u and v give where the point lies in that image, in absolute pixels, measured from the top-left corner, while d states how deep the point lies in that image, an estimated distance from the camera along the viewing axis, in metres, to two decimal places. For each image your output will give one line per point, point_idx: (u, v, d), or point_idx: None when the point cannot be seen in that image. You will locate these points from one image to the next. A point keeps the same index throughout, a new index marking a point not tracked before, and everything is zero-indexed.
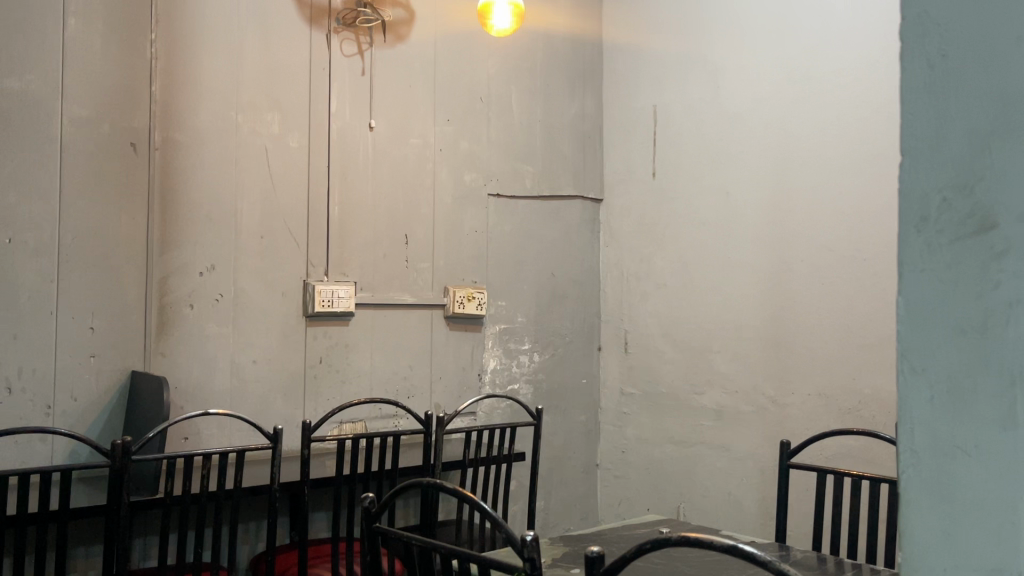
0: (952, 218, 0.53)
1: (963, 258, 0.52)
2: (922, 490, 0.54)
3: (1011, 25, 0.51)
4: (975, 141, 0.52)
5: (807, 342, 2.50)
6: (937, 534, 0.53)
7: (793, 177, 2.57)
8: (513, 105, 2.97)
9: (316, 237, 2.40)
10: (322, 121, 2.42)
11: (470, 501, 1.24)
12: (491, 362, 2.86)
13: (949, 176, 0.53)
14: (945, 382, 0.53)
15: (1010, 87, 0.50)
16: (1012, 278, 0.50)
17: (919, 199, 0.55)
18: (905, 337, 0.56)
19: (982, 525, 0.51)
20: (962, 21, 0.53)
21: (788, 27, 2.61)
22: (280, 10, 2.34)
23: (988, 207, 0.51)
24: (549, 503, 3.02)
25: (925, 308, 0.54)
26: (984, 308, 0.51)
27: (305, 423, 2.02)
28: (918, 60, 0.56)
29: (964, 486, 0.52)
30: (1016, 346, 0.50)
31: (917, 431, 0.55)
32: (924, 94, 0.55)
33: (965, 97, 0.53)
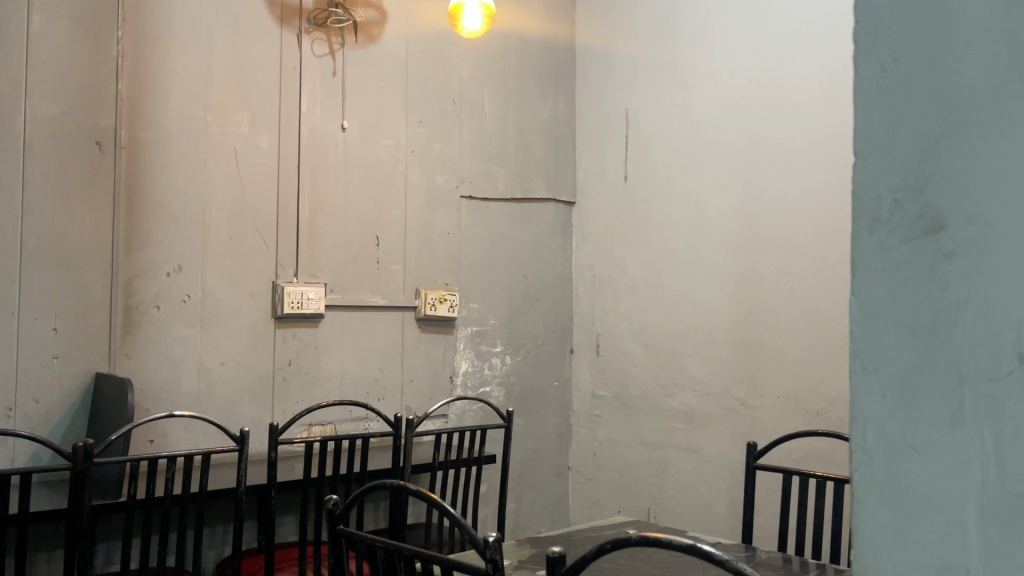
0: (902, 219, 0.53)
1: (914, 258, 0.52)
2: (873, 488, 0.54)
3: (956, 28, 0.51)
4: (925, 142, 0.52)
5: (775, 345, 2.52)
6: (887, 534, 0.53)
7: (763, 182, 2.58)
8: (486, 107, 2.97)
9: (285, 238, 2.38)
10: (292, 122, 2.40)
11: (432, 501, 1.23)
12: (463, 364, 2.85)
13: (900, 176, 0.53)
14: (894, 382, 0.53)
15: (957, 89, 0.50)
16: (962, 278, 0.49)
17: (871, 200, 0.55)
18: (857, 337, 0.56)
19: (931, 526, 0.50)
20: (911, 25, 0.53)
21: (757, 33, 2.64)
22: (249, 9, 2.31)
23: (937, 207, 0.51)
24: (521, 506, 3.02)
25: (877, 306, 0.54)
26: (933, 308, 0.51)
27: (272, 426, 2.00)
28: (870, 64, 0.56)
29: (913, 484, 0.51)
30: (964, 347, 0.49)
31: (868, 431, 0.55)
32: (874, 97, 0.55)
33: (915, 100, 0.53)
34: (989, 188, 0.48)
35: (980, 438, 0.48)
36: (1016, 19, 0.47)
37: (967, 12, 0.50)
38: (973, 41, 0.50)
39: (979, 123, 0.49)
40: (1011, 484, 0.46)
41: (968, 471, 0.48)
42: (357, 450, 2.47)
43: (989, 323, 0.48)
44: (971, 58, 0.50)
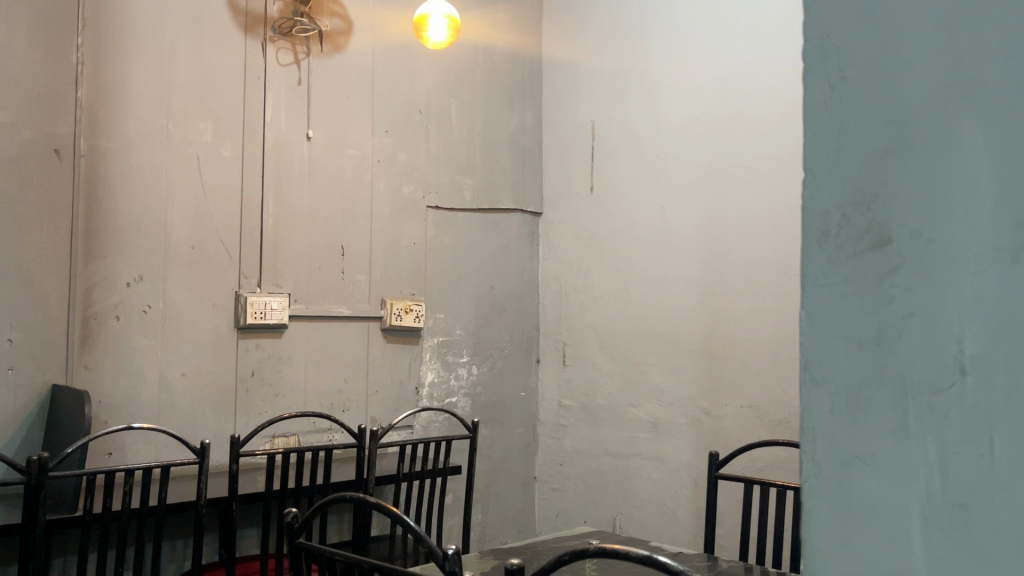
0: (851, 232, 0.53)
1: (860, 271, 0.52)
2: (821, 499, 0.54)
3: (901, 45, 0.50)
4: (872, 155, 0.51)
5: (738, 355, 2.54)
6: (836, 543, 0.53)
7: (727, 193, 2.61)
8: (452, 118, 2.97)
9: (248, 248, 2.36)
10: (256, 131, 2.39)
11: (392, 513, 1.22)
12: (429, 374, 2.84)
13: (849, 191, 0.53)
14: (845, 396, 0.52)
15: (902, 104, 0.50)
16: (907, 292, 0.49)
17: (821, 215, 0.55)
18: (809, 350, 0.55)
19: (878, 537, 0.50)
20: (857, 42, 0.53)
21: (719, 48, 2.67)
22: (214, 18, 2.29)
23: (883, 221, 0.50)
24: (487, 517, 3.01)
25: (825, 320, 0.54)
26: (878, 322, 0.50)
27: (234, 438, 1.97)
28: (821, 80, 0.56)
29: (860, 497, 0.51)
30: (909, 361, 0.48)
31: (819, 442, 0.54)
32: (824, 112, 0.55)
33: (862, 115, 0.52)
34: (932, 202, 0.48)
35: (924, 451, 0.47)
36: (956, 35, 0.47)
37: (910, 28, 0.49)
38: (916, 58, 0.49)
39: (922, 137, 0.49)
40: (953, 495, 0.45)
41: (913, 484, 0.48)
42: (321, 462, 2.45)
43: (931, 338, 0.47)
44: (914, 73, 0.49)
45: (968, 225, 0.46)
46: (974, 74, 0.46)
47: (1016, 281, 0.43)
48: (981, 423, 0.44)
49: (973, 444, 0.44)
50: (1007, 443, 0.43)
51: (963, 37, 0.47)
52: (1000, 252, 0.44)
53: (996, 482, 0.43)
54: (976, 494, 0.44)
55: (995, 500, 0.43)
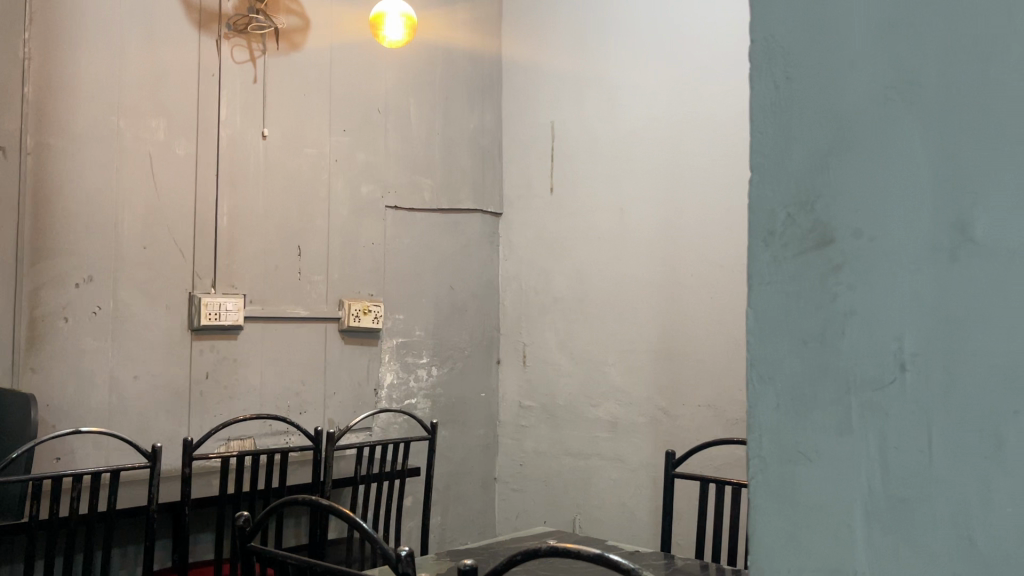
0: (796, 232, 0.54)
1: (804, 270, 0.54)
2: (768, 493, 0.55)
3: (842, 49, 0.52)
4: (815, 157, 0.53)
5: (696, 355, 2.56)
6: (782, 536, 0.55)
7: (684, 194, 2.63)
8: (412, 117, 2.95)
9: (203, 248, 2.32)
10: (210, 129, 2.34)
11: (344, 515, 1.20)
12: (388, 376, 2.81)
13: (793, 192, 0.55)
14: (789, 391, 0.54)
15: (844, 107, 0.52)
16: (849, 290, 0.51)
17: (766, 215, 0.56)
18: (755, 348, 0.57)
19: (822, 529, 0.52)
20: (801, 45, 0.55)
21: (679, 47, 2.68)
22: (166, 14, 2.25)
23: (826, 221, 0.52)
24: (447, 518, 2.99)
25: (771, 317, 0.56)
26: (822, 320, 0.52)
27: (187, 441, 1.92)
28: (765, 80, 0.57)
29: (806, 489, 0.53)
30: (852, 357, 0.50)
31: (766, 439, 0.56)
32: (769, 113, 0.57)
33: (805, 117, 0.54)
34: (872, 205, 0.49)
35: (865, 446, 0.49)
36: (896, 40, 0.49)
37: (852, 31, 0.51)
38: (856, 61, 0.51)
39: (863, 139, 0.50)
40: (893, 490, 0.47)
41: (856, 479, 0.50)
42: (277, 465, 2.41)
43: (874, 335, 0.49)
44: (855, 76, 0.51)
45: (906, 225, 0.48)
46: (913, 77, 0.48)
47: (951, 280, 0.45)
48: (920, 419, 0.46)
49: (912, 439, 0.46)
50: (944, 438, 0.45)
51: (902, 41, 0.48)
52: (937, 250, 0.46)
53: (933, 476, 0.45)
54: (914, 489, 0.46)
55: (933, 494, 0.45)
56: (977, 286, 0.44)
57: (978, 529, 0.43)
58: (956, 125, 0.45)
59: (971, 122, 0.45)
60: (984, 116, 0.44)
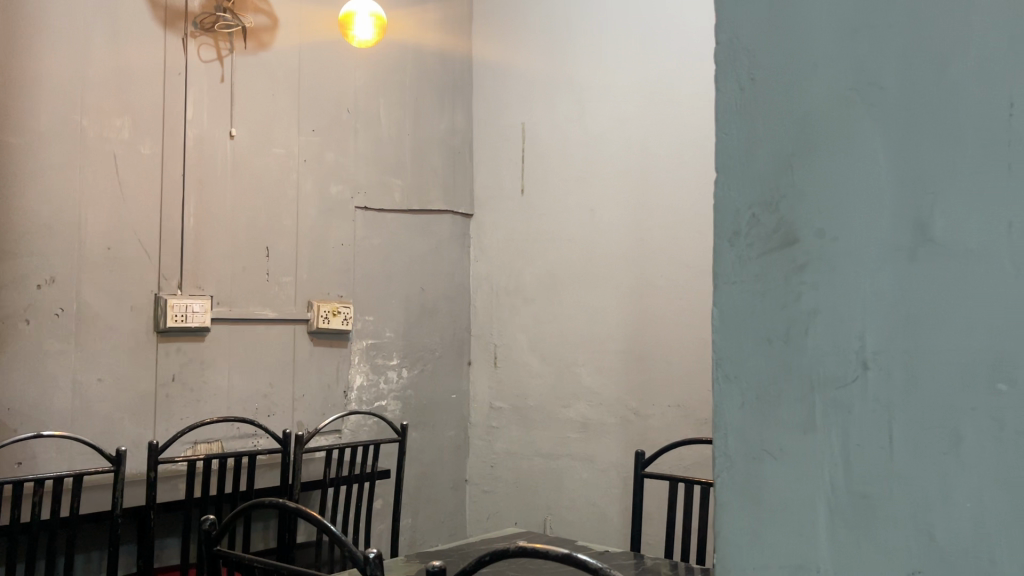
0: (761, 233, 0.57)
1: (769, 271, 0.56)
2: (735, 489, 0.58)
3: (806, 54, 0.54)
4: (780, 160, 0.56)
5: (666, 356, 2.58)
6: (748, 532, 0.57)
7: (655, 196, 2.65)
8: (382, 117, 2.93)
9: (169, 249, 2.28)
10: (177, 129, 2.31)
11: (309, 518, 1.19)
12: (357, 378, 2.79)
13: (758, 194, 0.57)
14: (754, 388, 0.57)
15: (806, 110, 0.54)
16: (812, 289, 0.53)
17: (732, 215, 0.59)
18: (721, 346, 0.59)
19: (786, 524, 0.54)
20: (766, 47, 0.57)
21: (650, 49, 2.70)
22: (130, 11, 2.22)
23: (790, 224, 0.55)
24: (417, 521, 2.97)
25: (736, 315, 0.58)
26: (786, 318, 0.55)
27: (151, 444, 1.89)
28: (732, 81, 0.60)
29: (770, 485, 0.55)
30: (815, 353, 0.53)
31: (731, 437, 0.58)
32: (735, 112, 0.59)
33: (771, 119, 0.56)
34: (835, 208, 0.52)
35: (829, 443, 0.52)
36: (858, 43, 0.51)
37: (816, 38, 0.54)
38: (820, 65, 0.53)
39: (825, 142, 0.53)
40: (856, 487, 0.50)
41: (818, 476, 0.52)
42: (244, 468, 2.38)
43: (836, 333, 0.51)
44: (819, 80, 0.53)
45: (867, 226, 0.50)
46: (874, 83, 0.50)
47: (912, 279, 0.48)
48: (882, 415, 0.49)
49: (874, 435, 0.49)
50: (905, 434, 0.48)
51: (863, 46, 0.51)
52: (898, 249, 0.49)
53: (894, 470, 0.48)
54: (875, 486, 0.49)
55: (893, 489, 0.48)
56: (935, 284, 0.47)
57: (937, 524, 0.46)
58: (915, 131, 0.48)
59: (928, 128, 0.47)
60: (942, 123, 0.47)
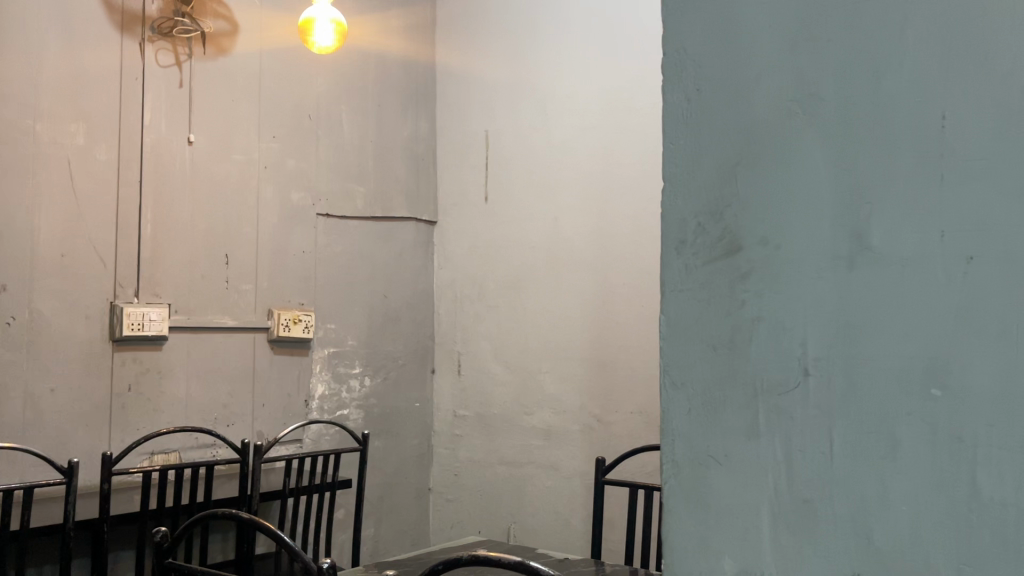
0: (705, 243, 0.59)
1: (714, 280, 0.58)
2: (682, 491, 0.60)
3: (750, 70, 0.57)
4: (724, 171, 0.58)
5: (628, 362, 2.60)
6: (696, 535, 0.59)
7: (618, 205, 2.66)
8: (343, 124, 2.91)
9: (125, 256, 2.24)
10: (134, 134, 2.28)
11: (266, 531, 1.16)
12: (319, 387, 2.76)
13: (703, 205, 0.59)
14: (700, 394, 0.59)
15: (752, 126, 0.56)
16: (755, 297, 0.55)
17: (678, 226, 0.61)
18: (666, 352, 0.61)
19: (732, 526, 0.56)
20: (710, 64, 0.60)
21: (612, 58, 2.72)
22: (85, 14, 2.18)
23: (734, 235, 0.57)
24: (380, 530, 2.95)
25: (682, 322, 0.60)
26: (730, 325, 0.57)
27: (105, 456, 1.85)
28: (678, 95, 0.62)
29: (716, 490, 0.57)
30: (758, 358, 0.55)
31: (677, 441, 0.60)
32: (686, 125, 0.61)
33: (716, 129, 0.59)
34: (778, 221, 0.54)
35: (772, 448, 0.54)
36: (799, 58, 0.54)
37: (758, 55, 0.56)
38: (762, 76, 0.56)
39: (768, 156, 0.55)
40: (800, 492, 0.52)
41: (762, 480, 0.54)
42: (202, 479, 2.34)
43: (779, 338, 0.54)
44: (760, 94, 0.56)
45: (807, 238, 0.53)
46: (813, 95, 0.53)
47: (851, 287, 0.50)
48: (823, 418, 0.51)
49: (815, 439, 0.52)
50: (845, 436, 0.50)
51: (804, 63, 0.54)
52: (838, 260, 0.51)
53: (832, 473, 0.51)
54: (818, 491, 0.51)
55: (832, 489, 0.50)
56: (871, 294, 0.49)
57: (876, 527, 0.48)
58: (854, 144, 0.51)
59: (863, 144, 0.50)
60: (876, 138, 0.50)
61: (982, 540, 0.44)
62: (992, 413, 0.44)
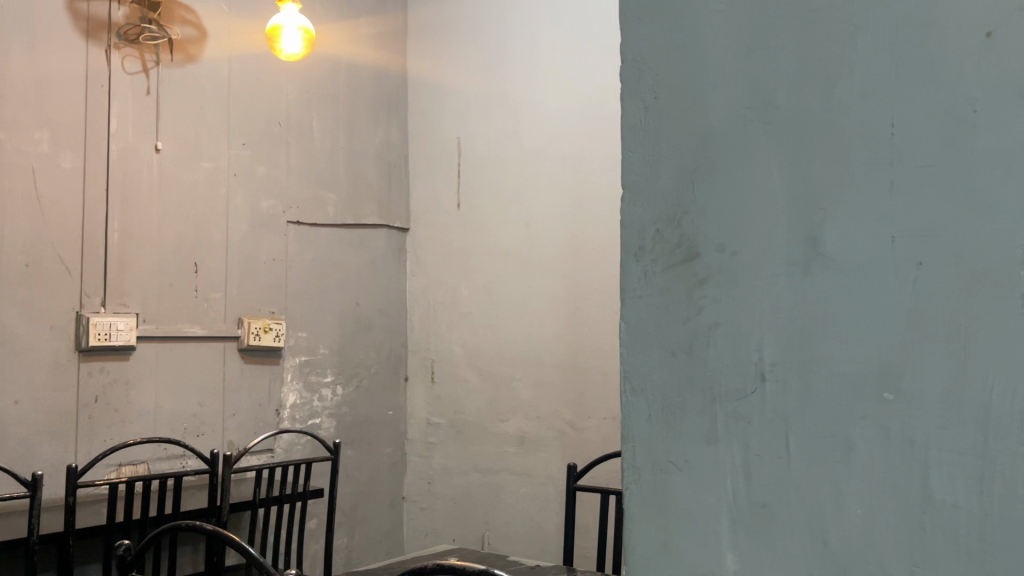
0: (664, 248, 0.53)
1: (671, 286, 0.52)
2: (642, 501, 0.54)
3: (706, 69, 0.51)
4: (680, 178, 0.53)
5: (601, 367, 2.60)
6: (657, 540, 0.53)
7: (590, 212, 2.67)
8: (314, 131, 2.90)
9: (91, 266, 2.21)
10: (100, 141, 2.25)
11: (233, 544, 1.14)
12: (291, 396, 2.73)
13: (661, 209, 0.54)
14: (659, 401, 0.53)
15: (707, 127, 0.51)
16: (714, 303, 0.50)
17: (637, 232, 0.55)
18: (625, 358, 0.55)
19: (690, 533, 0.50)
20: (667, 67, 0.54)
21: (582, 65, 2.73)
22: (50, 20, 2.14)
23: (692, 238, 0.52)
24: (354, 540, 2.92)
25: (642, 329, 0.54)
26: (688, 331, 0.51)
27: (70, 468, 1.81)
28: (634, 101, 0.56)
29: (677, 499, 0.51)
30: (716, 366, 0.50)
31: (638, 448, 0.54)
32: (643, 143, 0.55)
33: (673, 136, 0.53)
34: (733, 220, 0.49)
35: (730, 453, 0.49)
36: (753, 64, 0.49)
37: (715, 56, 0.51)
38: (720, 84, 0.51)
39: (724, 160, 0.50)
40: (756, 495, 0.47)
41: (720, 485, 0.49)
42: (170, 490, 2.30)
43: (735, 344, 0.49)
44: (717, 99, 0.51)
45: (761, 238, 0.48)
46: (768, 103, 0.48)
47: (806, 292, 0.46)
48: (779, 424, 0.46)
49: (772, 446, 0.47)
50: (802, 443, 0.45)
51: (758, 64, 0.49)
52: (792, 265, 0.47)
53: (790, 480, 0.46)
54: (774, 494, 0.46)
55: (791, 498, 0.46)
56: (828, 299, 0.45)
57: (832, 531, 0.44)
58: (810, 142, 0.46)
59: (819, 144, 0.46)
60: (832, 135, 0.45)
61: (934, 544, 0.40)
62: (943, 417, 0.40)
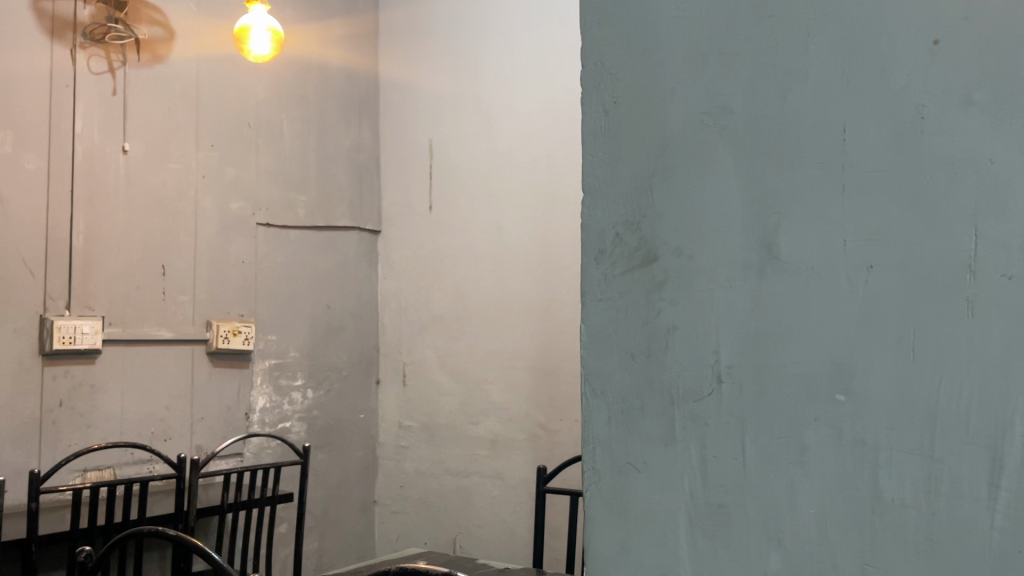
0: (623, 252, 0.51)
1: (630, 289, 0.50)
2: (602, 505, 0.51)
3: (664, 72, 0.50)
4: (639, 180, 0.51)
5: (572, 370, 2.61)
6: (616, 542, 0.51)
7: (561, 215, 2.68)
8: (284, 132, 2.88)
9: (56, 268, 2.17)
10: (65, 142, 2.21)
11: (200, 551, 1.12)
12: (260, 400, 2.70)
13: (620, 211, 0.51)
14: (619, 404, 0.51)
15: (665, 131, 0.49)
16: (673, 305, 0.48)
17: (596, 234, 0.52)
18: (585, 359, 0.53)
19: (649, 535, 0.49)
20: (625, 69, 0.52)
21: (553, 68, 2.74)
22: (13, 19, 2.10)
23: (651, 241, 0.50)
24: (325, 544, 2.90)
25: (601, 333, 0.52)
26: (647, 334, 0.49)
27: (32, 473, 1.77)
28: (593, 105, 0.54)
29: (637, 503, 0.49)
30: (675, 369, 0.48)
31: (598, 451, 0.52)
32: (603, 148, 0.53)
33: (632, 139, 0.51)
34: (691, 221, 0.48)
35: (687, 455, 0.47)
36: (710, 68, 0.48)
37: (673, 58, 0.49)
38: (678, 87, 0.49)
39: (681, 162, 0.49)
40: (713, 496, 0.46)
41: (679, 485, 0.48)
42: (136, 495, 2.27)
43: (694, 346, 0.47)
44: (675, 102, 0.49)
45: (718, 239, 0.47)
46: (725, 107, 0.47)
47: (763, 295, 0.45)
48: (736, 425, 0.45)
49: (729, 448, 0.46)
50: (758, 445, 0.45)
51: (714, 68, 0.48)
52: (748, 267, 0.46)
53: (746, 481, 0.45)
54: (732, 495, 0.46)
55: (747, 499, 0.45)
56: (786, 302, 0.44)
57: (787, 530, 0.44)
58: (767, 145, 0.45)
59: (776, 147, 0.45)
60: (787, 138, 0.44)
61: (886, 543, 0.40)
62: (892, 417, 0.40)
